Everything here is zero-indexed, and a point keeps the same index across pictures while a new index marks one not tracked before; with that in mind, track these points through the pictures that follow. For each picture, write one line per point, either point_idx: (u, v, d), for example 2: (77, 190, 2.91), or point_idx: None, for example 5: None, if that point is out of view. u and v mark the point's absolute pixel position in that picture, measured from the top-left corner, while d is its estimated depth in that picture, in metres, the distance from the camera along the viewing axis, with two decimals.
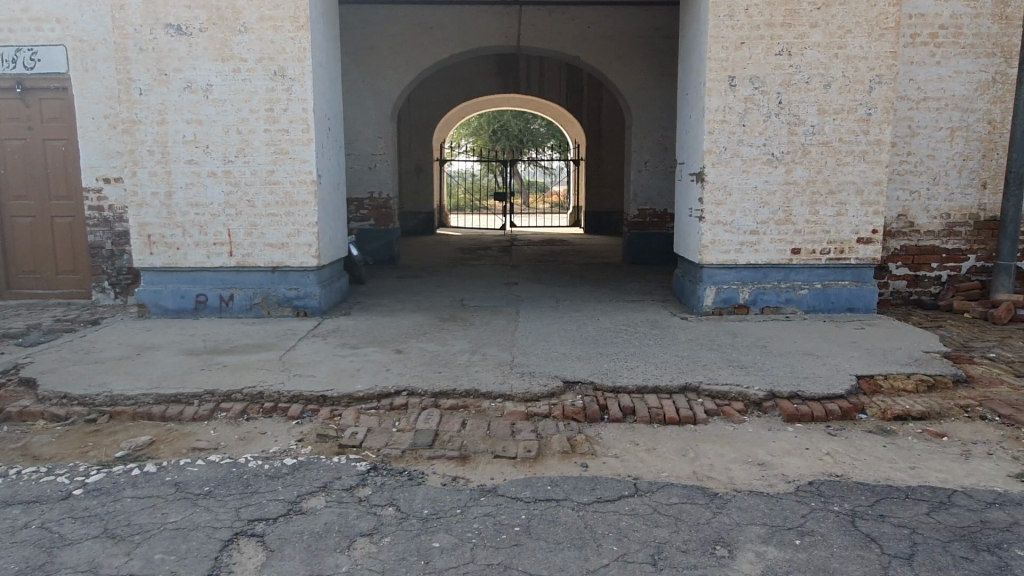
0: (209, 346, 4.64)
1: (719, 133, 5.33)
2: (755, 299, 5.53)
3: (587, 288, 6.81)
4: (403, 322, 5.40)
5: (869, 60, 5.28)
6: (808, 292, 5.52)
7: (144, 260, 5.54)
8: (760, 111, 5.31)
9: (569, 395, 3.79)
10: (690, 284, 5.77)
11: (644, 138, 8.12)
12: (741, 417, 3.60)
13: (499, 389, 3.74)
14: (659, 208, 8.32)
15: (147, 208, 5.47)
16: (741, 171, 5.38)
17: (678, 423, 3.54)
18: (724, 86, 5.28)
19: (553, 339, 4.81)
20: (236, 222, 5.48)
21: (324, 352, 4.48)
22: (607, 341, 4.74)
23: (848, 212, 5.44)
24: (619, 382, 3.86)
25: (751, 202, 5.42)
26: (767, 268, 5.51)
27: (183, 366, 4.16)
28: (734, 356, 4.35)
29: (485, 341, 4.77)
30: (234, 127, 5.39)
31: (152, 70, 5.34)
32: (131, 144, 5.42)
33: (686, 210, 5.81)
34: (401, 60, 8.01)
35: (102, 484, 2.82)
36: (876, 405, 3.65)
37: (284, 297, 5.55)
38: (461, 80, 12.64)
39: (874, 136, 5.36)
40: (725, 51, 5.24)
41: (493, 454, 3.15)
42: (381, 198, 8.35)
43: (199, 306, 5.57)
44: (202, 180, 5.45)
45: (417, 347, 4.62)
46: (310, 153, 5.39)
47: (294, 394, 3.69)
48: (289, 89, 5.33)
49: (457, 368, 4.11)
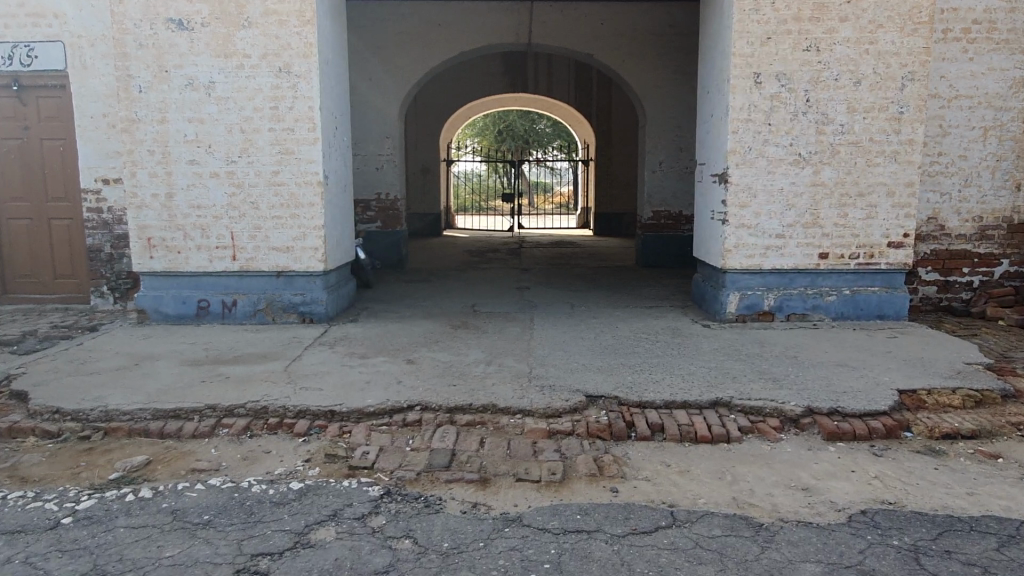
0: (211, 356, 4.42)
1: (743, 132, 5.09)
2: (781, 305, 5.30)
3: (602, 293, 6.57)
4: (413, 329, 5.17)
5: (902, 56, 5.04)
6: (836, 298, 5.28)
7: (145, 264, 5.32)
8: (787, 109, 5.08)
9: (592, 410, 3.57)
10: (712, 289, 5.54)
11: (658, 138, 7.88)
12: (777, 435, 3.37)
13: (518, 404, 3.52)
14: (674, 210, 8.09)
15: (147, 210, 5.26)
16: (766, 172, 5.14)
17: (711, 442, 3.31)
18: (749, 83, 5.04)
19: (573, 349, 4.58)
20: (239, 225, 5.26)
21: (332, 363, 4.26)
22: (628, 351, 4.51)
23: (878, 214, 5.20)
24: (645, 397, 3.64)
25: (777, 204, 5.18)
26: (794, 273, 5.28)
27: (184, 378, 3.94)
28: (765, 368, 4.12)
29: (500, 351, 4.54)
30: (237, 126, 5.17)
31: (152, 67, 5.12)
32: (130, 144, 5.20)
33: (708, 213, 5.57)
34: (409, 58, 7.79)
35: (94, 512, 2.60)
36: (922, 423, 3.42)
37: (289, 303, 5.34)
38: (469, 80, 12.41)
39: (905, 136, 5.12)
40: (750, 47, 5.01)
41: (515, 476, 2.92)
42: (389, 199, 8.12)
43: (201, 313, 5.36)
44: (204, 181, 5.23)
45: (429, 356, 4.40)
46: (316, 153, 5.17)
47: (301, 409, 3.46)
48: (295, 86, 5.11)
49: (472, 380, 3.88)
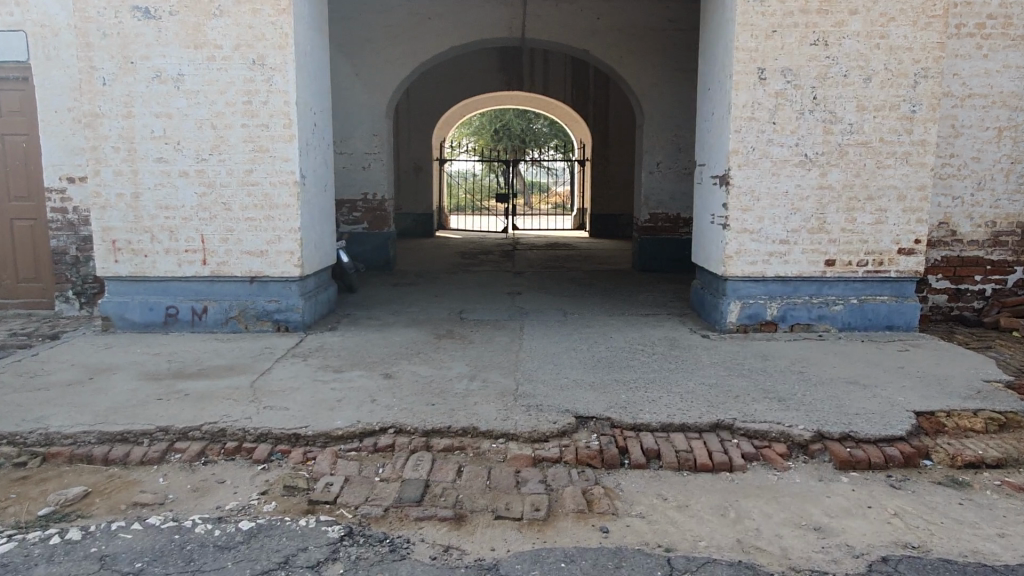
0: (173, 369, 4.11)
1: (746, 131, 4.79)
2: (784, 315, 5.00)
3: (596, 299, 6.27)
4: (394, 339, 4.86)
5: (914, 51, 4.75)
6: (843, 308, 4.98)
7: (109, 268, 5.01)
8: (793, 107, 4.78)
9: (582, 433, 3.26)
10: (711, 297, 5.24)
11: (656, 138, 7.59)
12: (785, 463, 3.07)
13: (501, 426, 3.21)
14: (671, 212, 7.78)
15: (111, 210, 4.94)
16: (770, 174, 4.85)
17: (711, 470, 3.01)
18: (753, 79, 4.74)
19: (563, 362, 4.28)
20: (209, 227, 4.95)
21: (302, 377, 3.94)
22: (622, 365, 4.20)
23: (888, 219, 4.91)
24: (640, 418, 3.34)
25: (781, 208, 4.88)
26: (798, 281, 4.98)
27: (140, 394, 3.63)
28: (769, 385, 3.82)
29: (485, 364, 4.23)
30: (208, 121, 4.85)
31: (117, 57, 4.81)
32: (94, 140, 4.89)
33: (708, 216, 5.26)
34: (396, 53, 7.47)
35: (12, 558, 2.28)
36: (942, 450, 3.12)
37: (262, 311, 5.02)
38: (462, 77, 12.10)
39: (918, 137, 4.82)
40: (754, 40, 4.71)
41: (494, 513, 2.62)
42: (376, 200, 7.81)
43: (169, 320, 5.04)
44: (173, 180, 4.91)
45: (408, 370, 4.09)
46: (291, 151, 4.86)
47: (261, 432, 3.16)
48: (269, 80, 4.80)
49: (452, 399, 3.57)
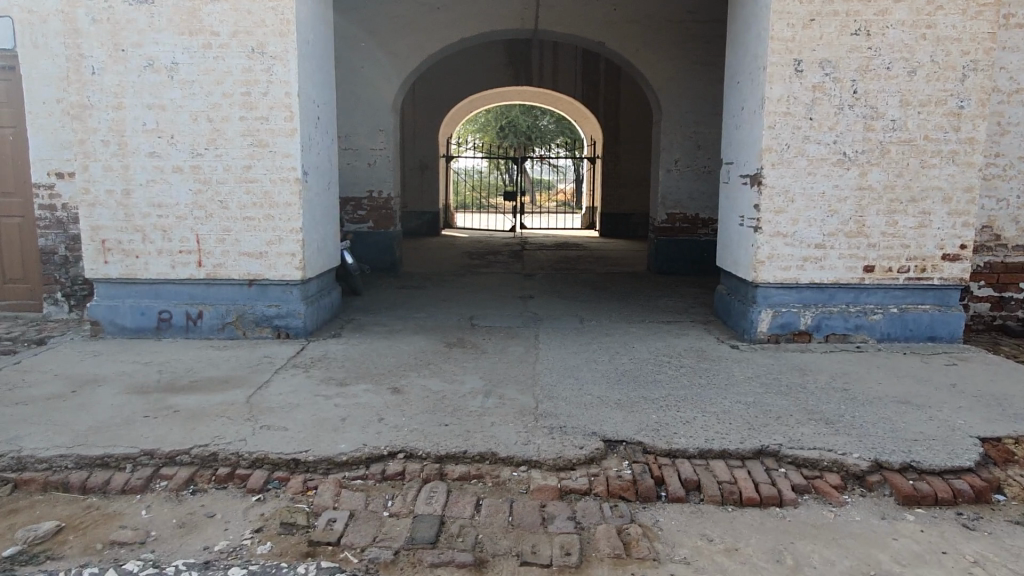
0: (164, 381, 3.79)
1: (781, 128, 4.46)
2: (819, 324, 4.67)
3: (614, 305, 5.95)
4: (402, 348, 4.54)
5: (963, 42, 4.41)
6: (882, 317, 4.66)
7: (98, 269, 4.69)
8: (831, 102, 4.45)
9: (612, 460, 2.95)
10: (740, 304, 4.91)
11: (674, 134, 7.27)
12: (840, 497, 2.75)
13: (523, 452, 2.89)
14: (690, 212, 7.45)
15: (101, 208, 4.63)
16: (806, 173, 4.52)
17: (759, 505, 2.70)
18: (789, 71, 4.41)
19: (585, 376, 3.95)
20: (205, 227, 4.64)
21: (303, 392, 3.63)
22: (648, 380, 3.88)
23: (933, 222, 4.57)
24: (675, 443, 3.01)
25: (817, 210, 4.56)
26: (834, 288, 4.65)
27: (126, 411, 3.32)
28: (813, 404, 3.50)
29: (500, 378, 3.91)
30: (204, 113, 4.54)
31: (106, 45, 4.49)
32: (82, 133, 4.58)
33: (736, 219, 4.94)
34: (405, 45, 7.15)
35: None
36: (1016, 483, 2.81)
37: (262, 316, 4.71)
38: (470, 71, 11.77)
39: (966, 134, 4.49)
40: (790, 29, 4.37)
41: (520, 558, 2.31)
42: (381, 198, 7.49)
43: (162, 326, 4.73)
44: (166, 176, 4.60)
45: (418, 384, 3.78)
46: (293, 146, 4.55)
47: (257, 457, 2.84)
48: (269, 69, 4.48)
49: (468, 418, 3.25)
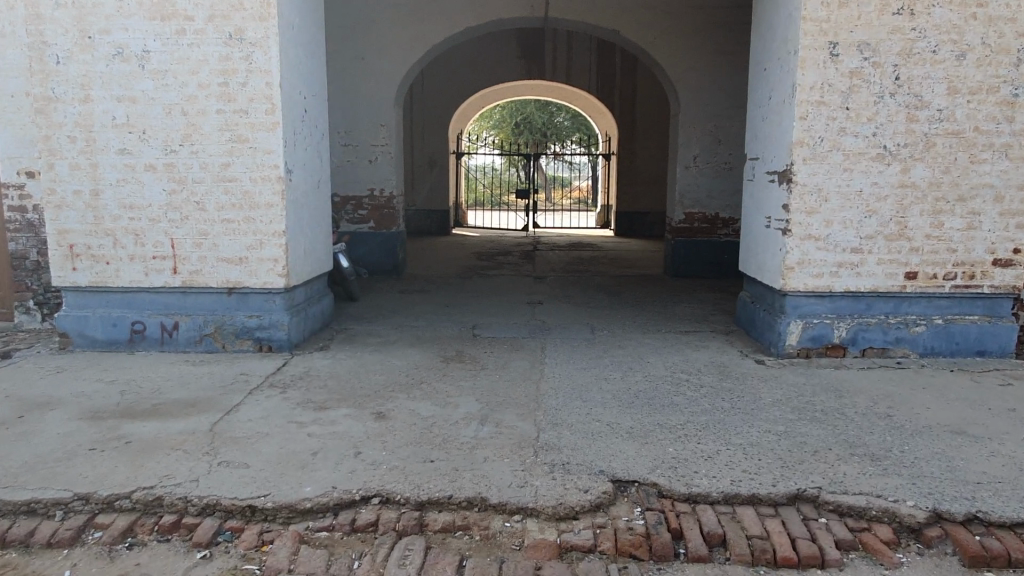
0: (124, 403, 3.42)
1: (814, 118, 4.01)
2: (854, 337, 4.21)
3: (628, 312, 5.51)
4: (393, 363, 4.13)
5: (1018, 22, 3.93)
6: (925, 329, 4.19)
7: (66, 277, 4.32)
8: (870, 90, 3.99)
9: (622, 507, 2.52)
10: (766, 314, 4.45)
11: (692, 128, 6.82)
12: (893, 556, 2.31)
13: (518, 499, 2.48)
14: (710, 211, 6.98)
15: (68, 210, 4.26)
16: (841, 169, 4.06)
17: (796, 568, 2.26)
18: (823, 56, 3.96)
19: (593, 399, 3.52)
20: (181, 230, 4.26)
21: (275, 418, 3.23)
22: (665, 403, 3.45)
23: (982, 224, 4.10)
24: (695, 486, 2.58)
25: (854, 210, 4.10)
26: (871, 296, 4.19)
27: (72, 442, 2.95)
28: (853, 435, 3.05)
29: (498, 401, 3.49)
30: (178, 106, 4.15)
31: (71, 31, 4.11)
32: (46, 128, 4.20)
33: (763, 220, 4.48)
34: (406, 34, 6.75)
35: None
36: None
37: (242, 328, 4.32)
38: (480, 64, 11.37)
39: (1021, 125, 4.00)
40: (824, 9, 3.92)
41: None
42: (383, 197, 7.09)
43: (135, 337, 4.36)
44: (138, 174, 4.22)
45: (405, 409, 3.36)
46: (275, 141, 4.15)
47: (207, 503, 2.46)
48: (249, 57, 4.09)
49: (457, 453, 2.84)
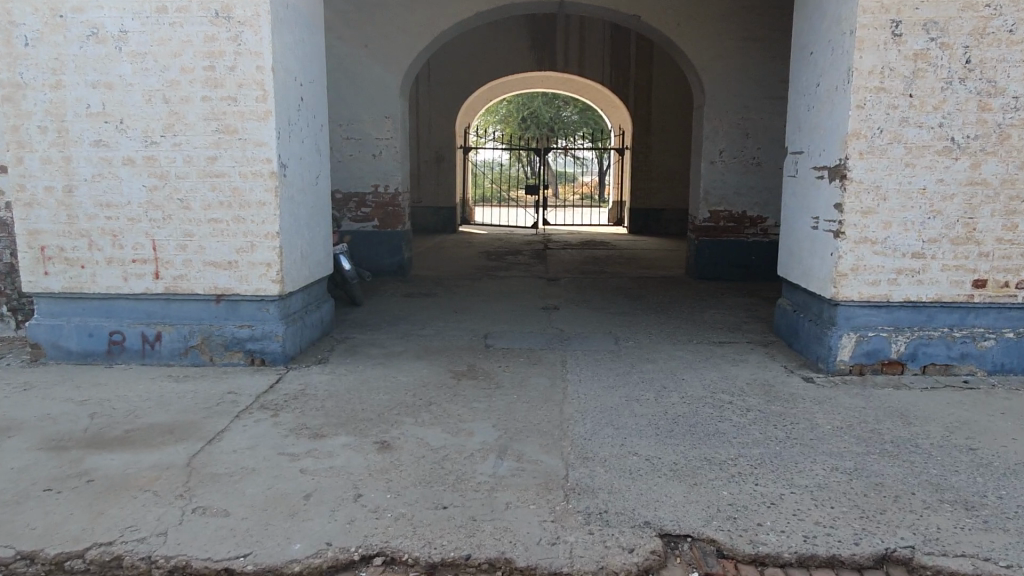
0: (93, 429, 3.01)
1: (873, 107, 3.56)
2: (914, 352, 3.77)
3: (653, 320, 5.06)
4: (398, 379, 3.70)
5: None
6: (995, 344, 3.74)
7: (37, 283, 3.91)
8: (937, 75, 3.54)
9: (676, 570, 2.09)
10: (812, 325, 4.01)
11: (719, 121, 6.37)
12: None
13: (550, 562, 2.05)
14: (737, 209, 6.52)
15: (38, 209, 3.85)
16: (903, 164, 3.61)
17: None
18: (884, 36, 3.51)
19: (627, 426, 3.08)
20: (163, 231, 3.84)
21: (264, 448, 2.81)
22: (710, 432, 3.01)
23: None
24: (762, 544, 2.15)
25: (915, 210, 3.65)
26: (934, 307, 3.74)
27: (26, 479, 2.53)
28: (936, 476, 2.60)
29: (518, 427, 3.06)
30: (159, 92, 3.72)
31: (40, 10, 3.69)
32: (15, 117, 3.79)
33: (809, 221, 4.03)
34: (414, 19, 6.31)
35: None
36: None
37: (231, 339, 3.90)
38: (489, 56, 10.94)
39: None
40: None
41: None
42: (388, 193, 6.64)
43: (114, 349, 3.94)
44: (115, 168, 3.79)
45: (413, 438, 2.93)
46: (267, 132, 3.72)
47: (174, 565, 2.03)
48: (238, 37, 3.66)
49: (474, 498, 2.41)
